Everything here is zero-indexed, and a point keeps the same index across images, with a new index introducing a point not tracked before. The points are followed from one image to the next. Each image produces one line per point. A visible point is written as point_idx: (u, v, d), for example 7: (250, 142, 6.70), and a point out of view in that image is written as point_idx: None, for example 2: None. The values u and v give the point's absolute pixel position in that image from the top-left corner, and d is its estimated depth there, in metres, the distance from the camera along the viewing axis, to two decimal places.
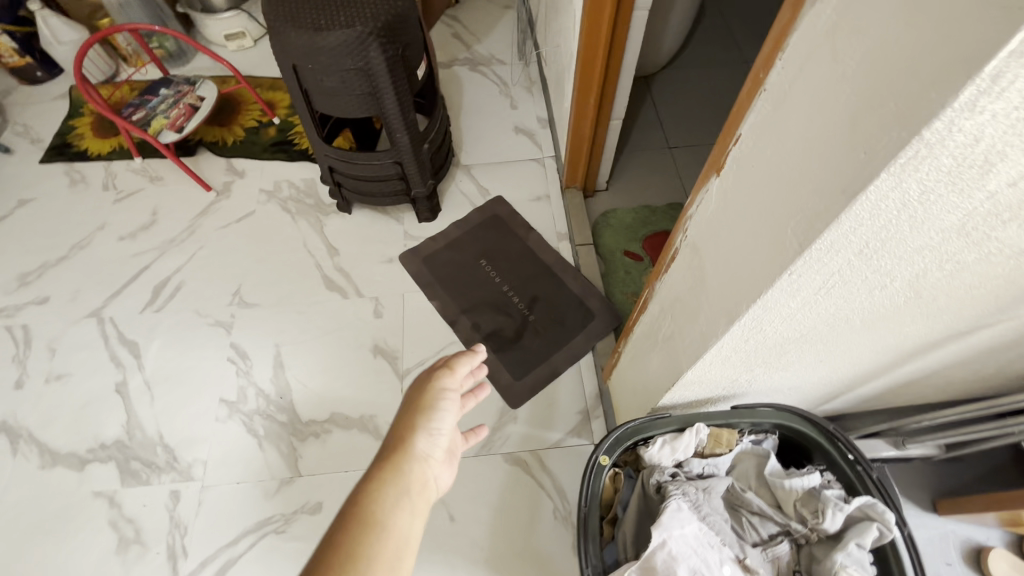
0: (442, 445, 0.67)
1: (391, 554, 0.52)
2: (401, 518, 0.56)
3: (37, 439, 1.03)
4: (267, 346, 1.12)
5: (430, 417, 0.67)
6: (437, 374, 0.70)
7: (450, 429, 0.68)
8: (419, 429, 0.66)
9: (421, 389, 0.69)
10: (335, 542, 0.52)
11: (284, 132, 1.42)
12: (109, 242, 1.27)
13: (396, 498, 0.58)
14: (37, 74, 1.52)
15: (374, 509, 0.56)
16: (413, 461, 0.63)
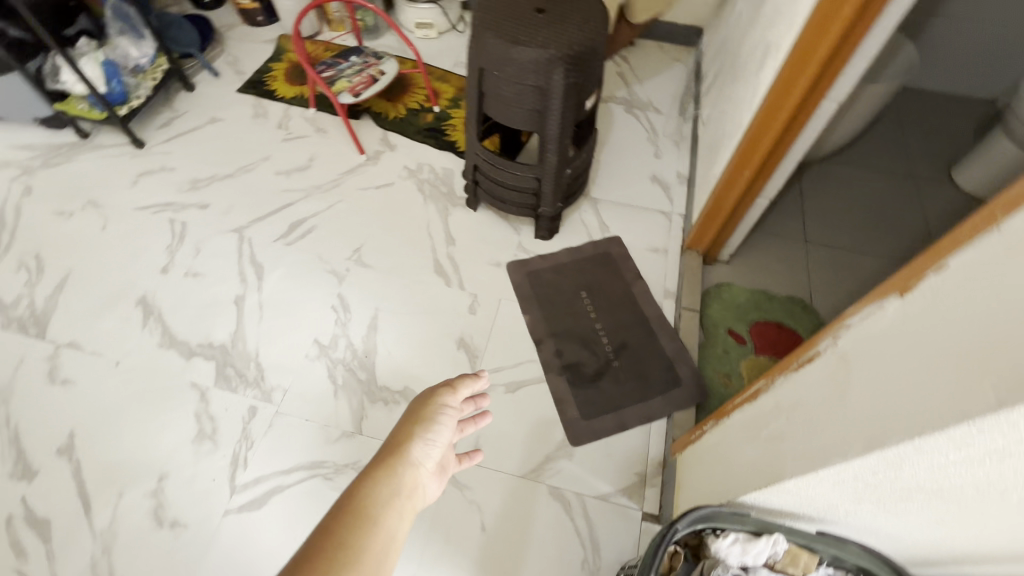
0: (436, 456, 0.68)
1: (376, 553, 0.53)
2: (389, 520, 0.57)
3: (162, 321, 1.16)
4: (367, 306, 1.20)
5: (428, 428, 0.68)
6: (439, 391, 0.70)
7: (445, 443, 0.68)
8: (417, 437, 0.67)
9: (422, 400, 0.70)
10: (319, 536, 0.53)
11: (439, 120, 1.53)
12: (268, 173, 1.42)
13: (386, 500, 0.59)
14: (258, 19, 1.76)
15: (364, 508, 0.57)
16: (406, 468, 0.63)
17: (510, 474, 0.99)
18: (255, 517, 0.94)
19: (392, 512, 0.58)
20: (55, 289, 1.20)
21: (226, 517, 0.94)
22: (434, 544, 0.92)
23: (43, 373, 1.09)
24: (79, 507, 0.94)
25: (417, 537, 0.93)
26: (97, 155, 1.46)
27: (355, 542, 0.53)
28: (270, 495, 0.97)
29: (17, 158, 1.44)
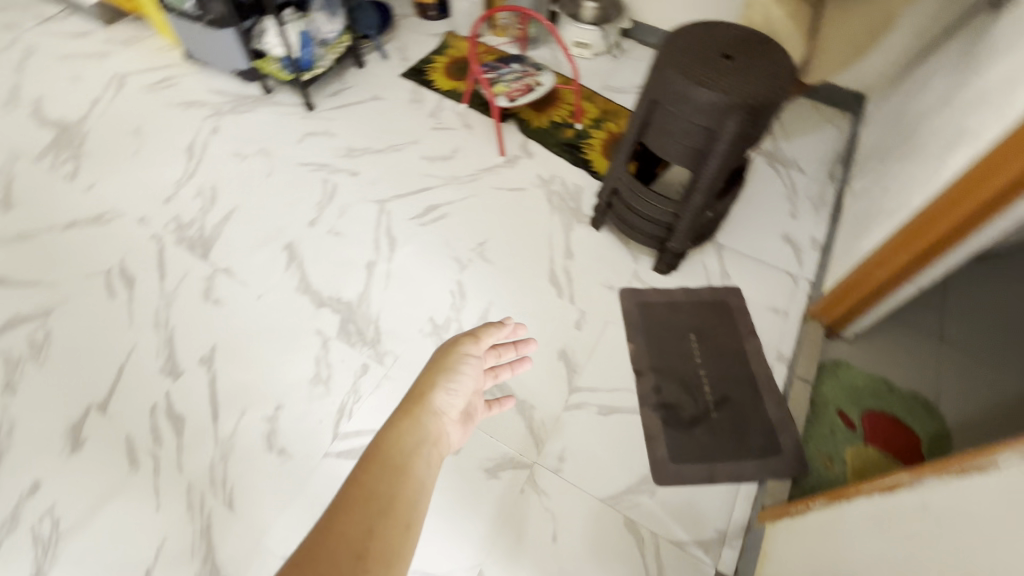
0: (457, 405, 0.75)
1: (410, 497, 0.58)
2: (418, 467, 0.63)
3: (302, 268, 1.28)
4: (481, 300, 1.25)
5: (450, 378, 0.75)
6: (460, 344, 0.77)
7: (465, 392, 0.76)
8: (439, 387, 0.74)
9: (443, 354, 0.77)
10: (351, 482, 0.58)
11: (579, 137, 1.57)
12: (415, 155, 1.53)
13: (414, 447, 0.65)
14: (429, 14, 1.87)
15: (390, 455, 0.62)
16: (429, 417, 0.70)
17: (589, 494, 1.00)
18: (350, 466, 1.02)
19: (417, 458, 0.64)
20: (221, 219, 1.36)
21: (325, 459, 1.03)
22: (505, 539, 0.96)
23: (200, 290, 1.23)
24: (209, 414, 1.07)
25: (491, 528, 0.97)
26: (274, 110, 1.63)
27: (387, 488, 0.58)
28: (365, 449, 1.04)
29: (212, 100, 1.64)
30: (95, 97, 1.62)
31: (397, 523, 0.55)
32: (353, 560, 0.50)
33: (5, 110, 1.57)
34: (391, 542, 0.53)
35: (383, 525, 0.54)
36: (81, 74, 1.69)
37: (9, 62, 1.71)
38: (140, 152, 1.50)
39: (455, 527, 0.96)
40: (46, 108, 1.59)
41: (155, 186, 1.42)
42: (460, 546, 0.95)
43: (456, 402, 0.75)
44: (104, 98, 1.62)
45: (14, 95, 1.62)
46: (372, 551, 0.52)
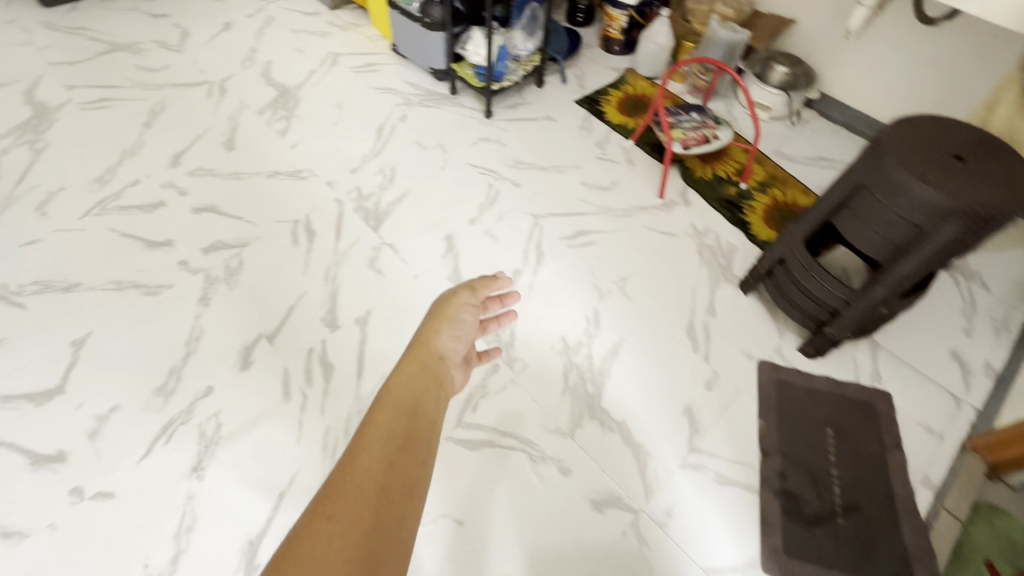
0: (458, 350, 0.88)
1: (425, 433, 0.70)
2: (429, 406, 0.74)
3: (456, 261, 1.37)
4: (614, 333, 1.25)
5: (450, 328, 0.88)
6: (456, 297, 0.91)
7: (463, 337, 0.89)
8: (443, 335, 0.87)
9: (444, 307, 0.90)
10: (368, 421, 0.69)
11: (741, 197, 1.54)
12: (575, 178, 1.57)
13: (425, 387, 0.76)
14: (614, 49, 1.93)
15: (401, 397, 0.73)
16: (435, 362, 0.82)
17: (691, 559, 0.98)
18: (465, 456, 1.07)
19: (425, 399, 0.75)
20: (394, 199, 1.49)
21: (445, 441, 1.09)
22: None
23: (365, 258, 1.36)
24: (354, 371, 1.17)
25: (587, 559, 0.97)
26: (455, 110, 1.76)
27: (401, 425, 0.68)
28: (482, 444, 1.08)
29: (405, 90, 1.81)
30: (312, 70, 1.85)
31: (414, 455, 0.65)
32: (378, 489, 0.60)
33: (242, 67, 1.84)
34: (411, 475, 0.63)
35: (402, 456, 0.65)
36: (305, 47, 1.93)
37: (252, 27, 1.99)
38: (339, 124, 1.68)
39: (553, 546, 0.98)
40: (273, 71, 1.83)
41: (345, 156, 1.59)
42: (554, 566, 0.96)
43: (456, 349, 0.88)
44: (319, 72, 1.84)
45: (251, 55, 1.89)
46: (394, 480, 0.62)
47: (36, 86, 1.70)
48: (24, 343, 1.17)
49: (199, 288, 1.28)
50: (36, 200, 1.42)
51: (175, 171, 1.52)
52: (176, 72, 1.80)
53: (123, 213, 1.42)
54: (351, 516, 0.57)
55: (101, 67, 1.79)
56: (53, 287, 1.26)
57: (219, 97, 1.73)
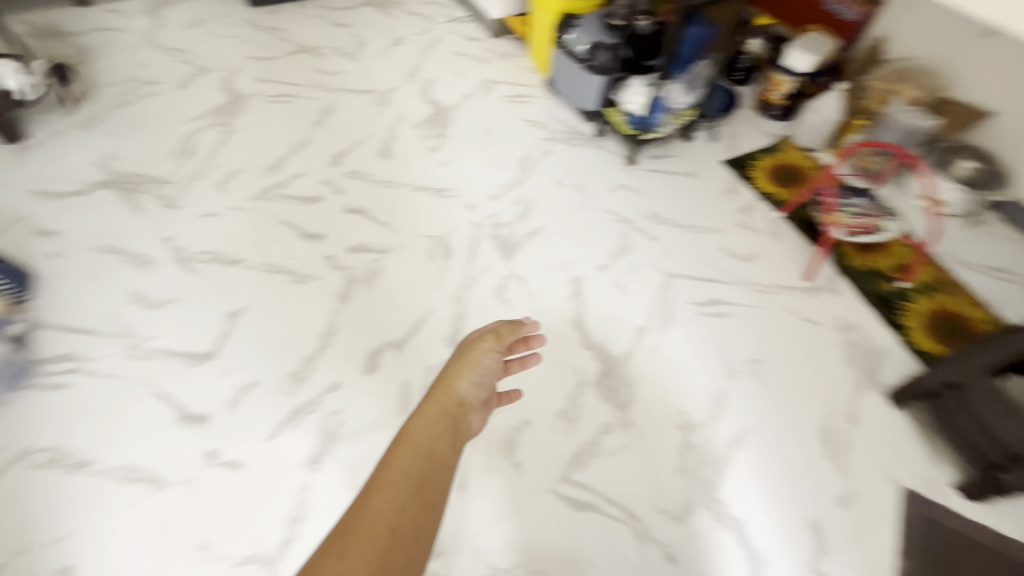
0: (479, 393, 0.88)
1: (435, 484, 0.70)
2: (444, 453, 0.75)
3: (580, 307, 1.35)
4: (740, 420, 1.17)
5: (473, 370, 0.88)
6: (484, 338, 0.92)
7: (486, 378, 0.89)
8: (464, 378, 0.87)
9: (471, 348, 0.91)
10: (387, 462, 0.71)
11: (899, 296, 1.40)
12: (714, 242, 1.50)
13: (434, 436, 0.76)
14: (770, 113, 1.82)
15: (420, 442, 0.75)
16: (453, 407, 0.83)
17: None
18: (569, 515, 1.05)
19: (442, 443, 0.76)
20: (527, 233, 1.51)
21: (550, 493, 1.07)
22: None
23: (493, 287, 1.38)
24: None
25: None
26: (598, 152, 1.76)
27: (416, 470, 0.71)
28: (587, 506, 1.05)
29: (551, 125, 1.84)
30: (467, 93, 1.93)
31: (422, 505, 0.67)
32: (388, 531, 0.63)
33: (405, 81, 1.96)
34: (422, 519, 0.66)
35: (416, 502, 0.67)
36: (463, 70, 2.02)
37: (419, 45, 2.12)
38: (484, 149, 1.74)
39: None
40: (432, 89, 1.94)
41: (487, 182, 1.64)
42: None
43: (478, 392, 0.88)
44: (473, 96, 1.92)
45: (415, 71, 2.00)
46: (403, 523, 0.64)
47: (233, 76, 1.92)
48: (191, 307, 1.30)
49: (340, 286, 1.37)
50: (218, 178, 1.59)
51: (334, 170, 1.65)
52: (348, 78, 1.95)
53: (286, 202, 1.55)
54: (362, 560, 0.59)
55: (287, 65, 1.98)
56: (220, 260, 1.40)
57: (381, 106, 1.85)
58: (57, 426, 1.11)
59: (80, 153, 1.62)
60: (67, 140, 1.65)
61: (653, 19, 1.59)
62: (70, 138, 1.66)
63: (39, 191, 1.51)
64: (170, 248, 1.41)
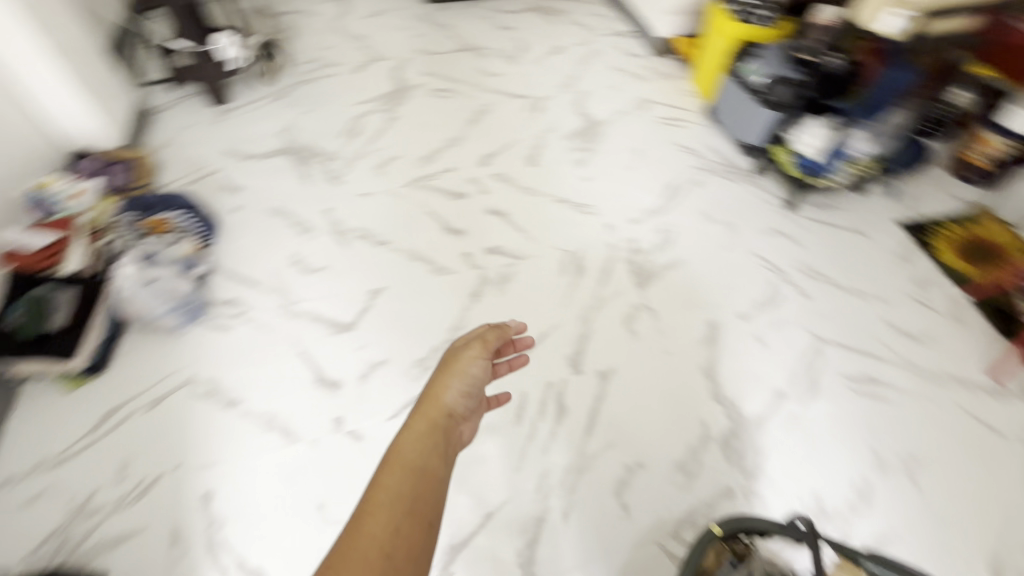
0: (469, 402, 0.85)
1: (430, 497, 0.68)
2: (436, 465, 0.72)
3: (714, 355, 1.27)
4: (886, 522, 1.05)
5: (461, 381, 0.85)
6: (466, 348, 0.90)
7: (474, 386, 0.86)
8: (451, 387, 0.84)
9: (454, 359, 0.88)
10: (374, 481, 0.68)
11: None
12: (876, 313, 1.35)
13: (424, 450, 0.74)
14: (967, 175, 1.62)
15: (410, 458, 0.72)
16: (442, 419, 0.80)
17: None
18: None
19: (433, 455, 0.73)
20: (665, 264, 1.45)
21: (658, 548, 1.02)
22: None
23: (622, 313, 1.34)
24: (584, 425, 1.15)
25: None
26: (753, 190, 1.64)
27: (409, 486, 0.68)
28: None
29: (705, 154, 1.75)
30: (620, 110, 1.90)
31: (419, 520, 0.64)
32: (383, 555, 0.60)
33: (560, 91, 1.97)
34: (419, 537, 0.63)
35: (413, 515, 0.65)
36: (619, 86, 1.99)
37: (577, 56, 2.12)
38: (631, 169, 1.70)
39: None
40: (586, 102, 1.93)
41: (629, 204, 1.59)
42: None
43: (468, 402, 0.85)
44: (625, 114, 1.88)
45: (570, 82, 2.01)
46: (400, 545, 0.61)
47: (403, 66, 2.04)
48: (339, 278, 1.40)
49: (473, 284, 1.40)
50: (377, 161, 1.71)
51: (481, 170, 1.69)
52: (506, 81, 1.99)
53: (434, 194, 1.62)
54: None
55: (452, 61, 2.07)
56: (370, 239, 1.49)
57: (534, 113, 1.87)
58: (218, 363, 1.24)
59: (268, 121, 1.81)
60: (259, 108, 1.85)
61: (846, 57, 1.47)
62: (261, 107, 1.86)
63: (231, 151, 1.71)
64: (328, 220, 1.53)
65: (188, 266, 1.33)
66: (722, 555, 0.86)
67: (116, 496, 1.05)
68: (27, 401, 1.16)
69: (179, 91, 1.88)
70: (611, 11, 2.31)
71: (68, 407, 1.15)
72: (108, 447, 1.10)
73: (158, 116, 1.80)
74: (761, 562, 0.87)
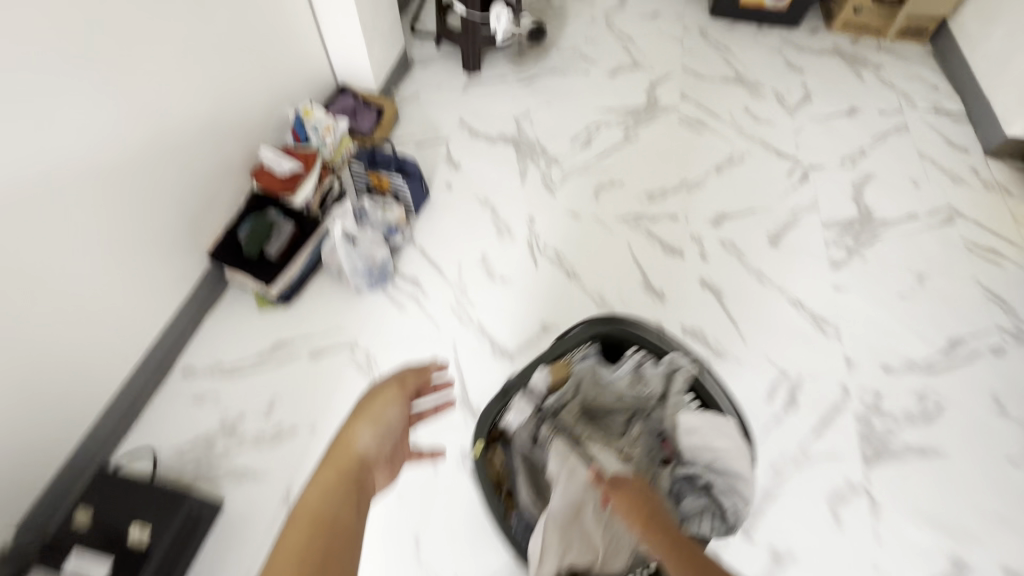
0: (387, 445, 0.74)
1: (345, 556, 0.58)
2: (352, 516, 0.62)
3: None
4: None
5: (376, 423, 0.73)
6: (383, 389, 0.78)
7: (394, 431, 0.75)
8: (367, 428, 0.71)
9: (370, 398, 0.76)
10: (276, 546, 0.57)
11: None
12: None
13: (343, 497, 0.63)
14: None
15: (318, 508, 0.60)
16: (358, 463, 0.68)
17: None
18: None
19: (346, 506, 0.62)
20: (913, 446, 1.10)
21: None
22: None
23: (830, 487, 1.05)
24: None
25: None
26: None
27: (316, 545, 0.57)
28: None
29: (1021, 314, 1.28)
30: (912, 213, 1.48)
31: None
32: None
33: (838, 164, 1.60)
34: None
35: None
36: (921, 182, 1.55)
37: (877, 126, 1.70)
38: (904, 298, 1.31)
39: None
40: (868, 188, 1.54)
41: (887, 343, 1.23)
42: None
43: (383, 447, 0.73)
44: (920, 221, 1.46)
45: (856, 157, 1.62)
46: None
47: (661, 82, 1.83)
48: (521, 297, 1.30)
49: None
50: (599, 180, 1.56)
51: (710, 230, 1.44)
52: (774, 132, 1.68)
53: (647, 239, 1.42)
54: None
55: (717, 91, 1.81)
56: (563, 266, 1.37)
57: (796, 182, 1.55)
58: (382, 339, 1.23)
59: (508, 102, 1.76)
60: (505, 86, 1.81)
61: None
62: (507, 86, 1.81)
63: (465, 123, 1.70)
64: (530, 229, 1.44)
65: (389, 234, 1.33)
66: (497, 457, 0.94)
67: (255, 432, 1.09)
68: (225, 306, 1.26)
69: (441, 48, 1.91)
70: (939, 82, 1.83)
71: (252, 327, 1.23)
72: (268, 380, 1.16)
73: (415, 68, 1.85)
74: (522, 432, 0.95)
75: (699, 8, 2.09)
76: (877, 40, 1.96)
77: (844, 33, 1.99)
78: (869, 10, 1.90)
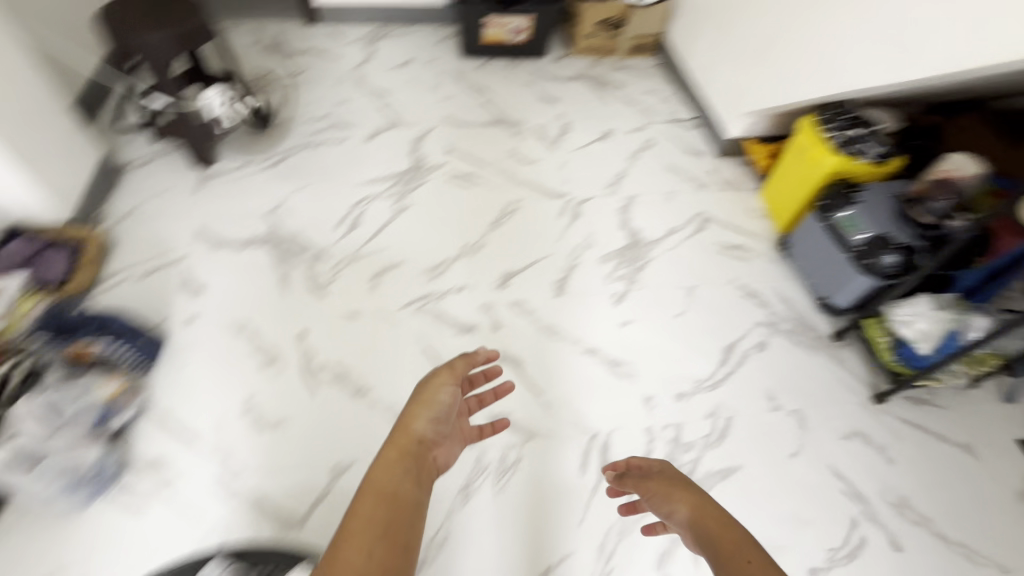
0: (443, 428, 0.89)
1: (408, 512, 0.77)
2: (411, 492, 0.79)
3: None
4: None
5: (430, 409, 0.87)
6: (435, 378, 0.91)
7: (449, 414, 0.90)
8: (420, 417, 0.86)
9: (427, 387, 0.90)
10: (353, 512, 0.75)
11: None
12: None
13: (402, 473, 0.81)
14: None
15: (383, 486, 0.78)
16: (413, 441, 0.84)
17: None
18: None
19: (406, 484, 0.80)
20: (716, 471, 1.15)
21: None
22: None
23: (656, 550, 1.05)
24: None
25: None
26: (830, 364, 1.32)
27: (382, 517, 0.75)
28: None
29: (775, 304, 1.42)
30: (672, 227, 1.57)
31: (398, 537, 0.74)
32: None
33: (603, 193, 1.65)
34: (402, 548, 0.74)
35: (390, 531, 0.74)
36: (673, 194, 1.67)
37: (629, 146, 1.80)
38: (683, 317, 1.38)
39: None
40: (633, 212, 1.60)
41: (677, 370, 1.28)
42: None
43: (438, 428, 0.88)
44: (680, 233, 1.56)
45: (617, 181, 1.69)
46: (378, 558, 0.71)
47: (423, 138, 1.74)
48: (300, 442, 1.11)
49: (465, 470, 1.11)
50: (373, 267, 1.41)
51: (498, 294, 1.38)
52: (541, 172, 1.69)
53: (436, 323, 1.32)
54: None
55: (481, 137, 1.77)
56: (347, 384, 1.20)
57: (570, 219, 1.56)
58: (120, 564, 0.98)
59: (254, 195, 1.52)
60: (248, 176, 1.57)
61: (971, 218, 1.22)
62: (251, 175, 1.57)
63: (203, 232, 1.42)
64: (300, 348, 1.24)
65: (104, 418, 1.06)
66: None
67: None
68: None
69: (160, 144, 1.59)
70: (672, 93, 2.00)
71: None
72: None
73: (128, 174, 1.51)
74: None
75: (449, 49, 2.04)
76: (614, 58, 2.10)
77: (587, 57, 2.09)
78: (599, 33, 2.01)
